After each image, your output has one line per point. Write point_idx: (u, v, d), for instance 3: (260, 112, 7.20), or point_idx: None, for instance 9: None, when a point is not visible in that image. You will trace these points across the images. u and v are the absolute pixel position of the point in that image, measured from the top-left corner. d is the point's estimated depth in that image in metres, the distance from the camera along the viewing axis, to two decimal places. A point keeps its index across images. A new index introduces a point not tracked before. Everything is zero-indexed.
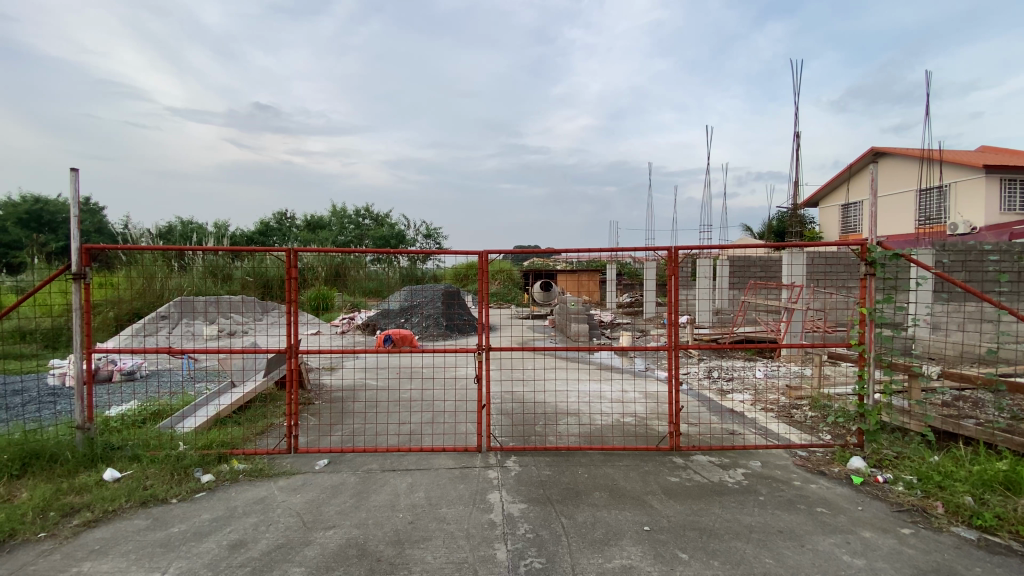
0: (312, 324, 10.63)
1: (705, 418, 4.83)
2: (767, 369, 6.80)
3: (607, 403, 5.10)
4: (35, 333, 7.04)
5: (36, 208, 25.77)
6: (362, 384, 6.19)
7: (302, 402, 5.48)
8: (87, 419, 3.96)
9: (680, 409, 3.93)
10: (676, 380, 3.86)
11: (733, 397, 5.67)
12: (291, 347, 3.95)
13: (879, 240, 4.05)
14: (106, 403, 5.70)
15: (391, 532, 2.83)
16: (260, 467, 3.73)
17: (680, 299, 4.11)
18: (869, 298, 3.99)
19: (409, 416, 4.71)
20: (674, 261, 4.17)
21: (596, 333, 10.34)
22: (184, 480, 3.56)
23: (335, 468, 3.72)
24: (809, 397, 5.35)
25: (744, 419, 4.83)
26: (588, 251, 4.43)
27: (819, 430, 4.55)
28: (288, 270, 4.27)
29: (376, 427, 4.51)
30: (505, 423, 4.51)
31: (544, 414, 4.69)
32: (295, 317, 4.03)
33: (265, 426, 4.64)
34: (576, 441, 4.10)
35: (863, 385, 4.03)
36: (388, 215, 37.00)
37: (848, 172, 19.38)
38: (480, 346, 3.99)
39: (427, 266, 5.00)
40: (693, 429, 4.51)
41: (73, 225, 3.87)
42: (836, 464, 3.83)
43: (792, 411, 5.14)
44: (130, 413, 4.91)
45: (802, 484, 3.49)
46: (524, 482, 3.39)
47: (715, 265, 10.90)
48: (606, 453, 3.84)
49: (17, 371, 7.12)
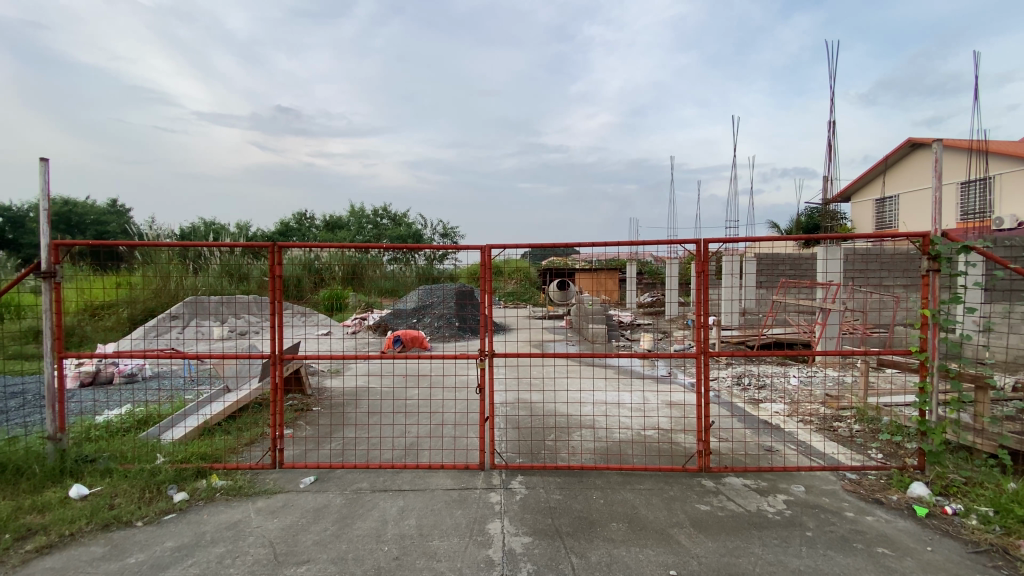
0: (322, 325, 10.38)
1: (739, 432, 4.31)
2: (802, 376, 6.23)
3: (626, 414, 4.62)
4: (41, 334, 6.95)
5: (66, 210, 26.47)
6: (365, 391, 5.82)
7: (299, 408, 5.13)
8: (58, 429, 3.69)
9: (711, 424, 3.44)
10: (704, 391, 3.38)
11: (767, 408, 5.14)
12: (275, 354, 3.59)
13: (945, 232, 3.50)
14: (97, 408, 5.46)
15: (371, 571, 2.43)
16: (240, 484, 3.38)
17: (710, 299, 3.60)
18: (932, 297, 3.44)
19: (407, 427, 4.31)
20: (703, 257, 3.61)
21: (615, 334, 9.85)
22: (155, 500, 3.24)
23: (321, 487, 3.34)
24: (854, 409, 4.79)
25: (782, 434, 4.29)
26: (604, 246, 3.96)
27: (870, 448, 4.00)
28: (272, 269, 3.91)
29: (372, 438, 4.11)
30: (512, 438, 4.06)
31: (555, 428, 4.23)
32: (279, 320, 3.62)
33: (255, 436, 4.29)
34: (591, 459, 3.64)
35: (925, 398, 3.48)
36: (406, 215, 36.86)
37: (884, 164, 18.38)
38: (483, 351, 3.56)
39: (444, 266, 4.48)
40: (726, 446, 4.00)
41: (42, 220, 3.61)
42: (893, 491, 3.30)
43: (835, 424, 4.60)
44: (117, 419, 4.65)
45: (856, 516, 2.99)
46: (530, 510, 2.95)
47: (743, 262, 10.29)
48: (625, 474, 3.37)
49: (22, 371, 7.01)
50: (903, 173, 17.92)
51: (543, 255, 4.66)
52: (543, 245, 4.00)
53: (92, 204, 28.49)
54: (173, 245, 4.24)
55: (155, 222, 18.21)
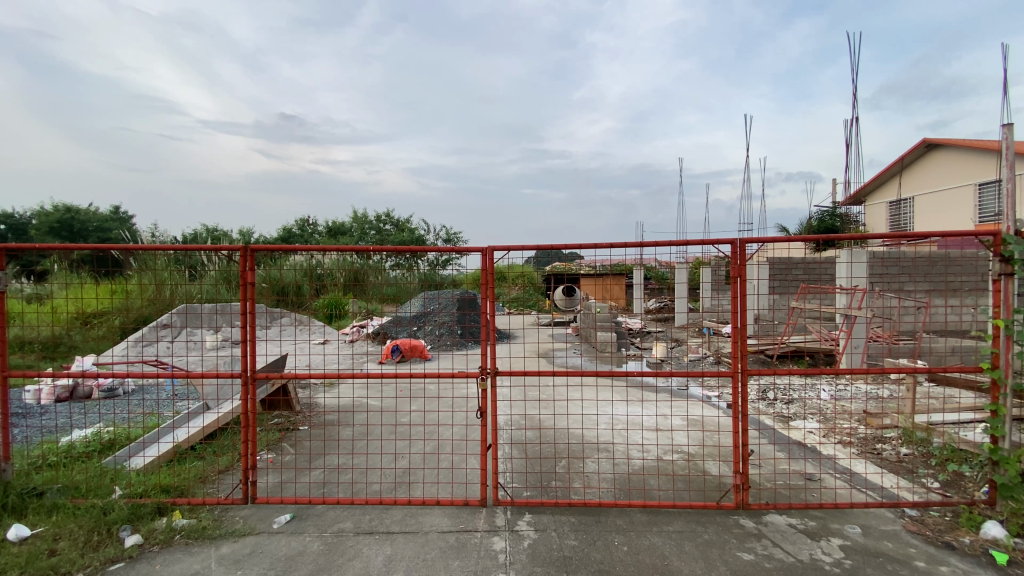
0: (320, 334, 9.96)
1: (773, 456, 3.84)
2: (833, 390, 5.75)
3: (644, 436, 4.16)
4: (28, 344, 6.49)
5: (69, 218, 26.19)
6: (358, 407, 5.38)
7: (285, 429, 4.68)
8: (3, 457, 3.26)
9: (749, 452, 2.96)
10: (742, 417, 2.91)
11: (800, 426, 4.67)
12: (245, 373, 3.13)
13: (1020, 230, 3.04)
14: (69, 426, 5.02)
15: None
16: (204, 524, 2.92)
17: (749, 308, 3.05)
18: (1005, 306, 2.99)
19: (400, 452, 3.85)
20: (740, 260, 3.08)
21: (625, 342, 9.39)
22: (103, 545, 2.78)
23: (298, 528, 2.87)
24: (897, 429, 4.32)
25: (822, 459, 3.82)
26: (624, 248, 3.50)
27: (925, 477, 3.52)
28: (242, 274, 3.47)
29: (359, 464, 3.66)
30: (518, 467, 3.60)
31: (566, 454, 3.77)
32: (251, 333, 3.17)
33: (232, 461, 3.85)
34: (610, 494, 3.16)
35: (996, 423, 3.00)
36: (409, 221, 36.43)
37: (899, 164, 17.83)
38: (485, 369, 3.10)
39: (447, 271, 4.10)
40: (761, 473, 3.52)
41: None
42: (964, 532, 2.81)
43: (878, 447, 4.12)
44: (80, 441, 4.21)
45: (928, 567, 2.50)
46: (540, 561, 2.48)
47: (758, 267, 9.81)
48: (651, 512, 2.90)
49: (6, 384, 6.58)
50: (918, 174, 17.34)
51: (548, 261, 4.18)
52: (550, 248, 3.53)
53: (95, 211, 28.22)
54: (123, 250, 3.81)
55: (155, 229, 17.89)
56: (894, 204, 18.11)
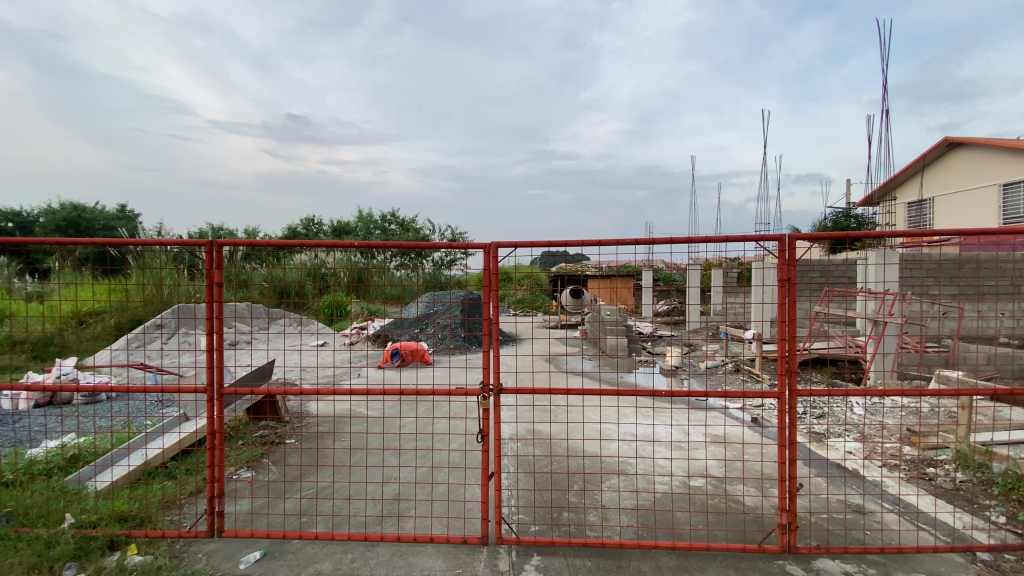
0: (320, 335, 9.67)
1: (815, 484, 3.40)
2: (865, 404, 5.34)
3: (664, 460, 3.73)
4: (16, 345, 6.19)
5: (75, 215, 25.95)
6: (353, 420, 4.99)
7: (270, 443, 4.29)
8: None
9: (796, 487, 2.51)
10: (789, 445, 2.47)
11: (837, 445, 4.23)
12: (212, 389, 2.73)
13: None
14: (41, 436, 4.66)
15: None
16: (160, 562, 2.51)
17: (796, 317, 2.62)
18: None
19: (393, 477, 3.44)
20: (788, 261, 2.63)
21: (637, 348, 9.01)
22: None
23: (267, 569, 2.47)
24: (946, 450, 3.89)
25: (870, 487, 3.36)
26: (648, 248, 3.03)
27: (993, 511, 3.05)
28: (210, 271, 3.06)
29: (345, 491, 3.25)
30: (525, 498, 3.17)
31: (577, 482, 3.34)
32: (219, 341, 2.77)
33: (203, 483, 3.44)
34: (632, 532, 2.72)
35: None
36: (415, 221, 36.11)
37: (920, 163, 17.26)
38: (485, 386, 2.67)
39: (453, 272, 3.60)
40: (804, 507, 3.07)
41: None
42: None
43: (928, 471, 3.68)
44: (44, 454, 3.84)
45: None
46: None
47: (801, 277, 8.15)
48: (680, 555, 2.47)
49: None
50: (940, 172, 16.75)
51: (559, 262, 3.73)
52: (560, 246, 3.08)
53: (101, 210, 27.99)
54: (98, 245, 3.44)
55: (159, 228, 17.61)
56: (916, 204, 17.55)
